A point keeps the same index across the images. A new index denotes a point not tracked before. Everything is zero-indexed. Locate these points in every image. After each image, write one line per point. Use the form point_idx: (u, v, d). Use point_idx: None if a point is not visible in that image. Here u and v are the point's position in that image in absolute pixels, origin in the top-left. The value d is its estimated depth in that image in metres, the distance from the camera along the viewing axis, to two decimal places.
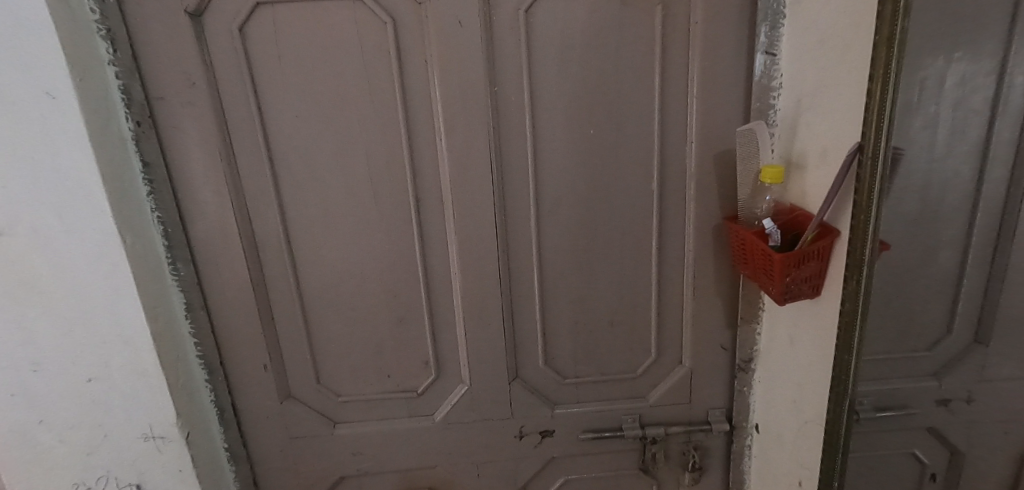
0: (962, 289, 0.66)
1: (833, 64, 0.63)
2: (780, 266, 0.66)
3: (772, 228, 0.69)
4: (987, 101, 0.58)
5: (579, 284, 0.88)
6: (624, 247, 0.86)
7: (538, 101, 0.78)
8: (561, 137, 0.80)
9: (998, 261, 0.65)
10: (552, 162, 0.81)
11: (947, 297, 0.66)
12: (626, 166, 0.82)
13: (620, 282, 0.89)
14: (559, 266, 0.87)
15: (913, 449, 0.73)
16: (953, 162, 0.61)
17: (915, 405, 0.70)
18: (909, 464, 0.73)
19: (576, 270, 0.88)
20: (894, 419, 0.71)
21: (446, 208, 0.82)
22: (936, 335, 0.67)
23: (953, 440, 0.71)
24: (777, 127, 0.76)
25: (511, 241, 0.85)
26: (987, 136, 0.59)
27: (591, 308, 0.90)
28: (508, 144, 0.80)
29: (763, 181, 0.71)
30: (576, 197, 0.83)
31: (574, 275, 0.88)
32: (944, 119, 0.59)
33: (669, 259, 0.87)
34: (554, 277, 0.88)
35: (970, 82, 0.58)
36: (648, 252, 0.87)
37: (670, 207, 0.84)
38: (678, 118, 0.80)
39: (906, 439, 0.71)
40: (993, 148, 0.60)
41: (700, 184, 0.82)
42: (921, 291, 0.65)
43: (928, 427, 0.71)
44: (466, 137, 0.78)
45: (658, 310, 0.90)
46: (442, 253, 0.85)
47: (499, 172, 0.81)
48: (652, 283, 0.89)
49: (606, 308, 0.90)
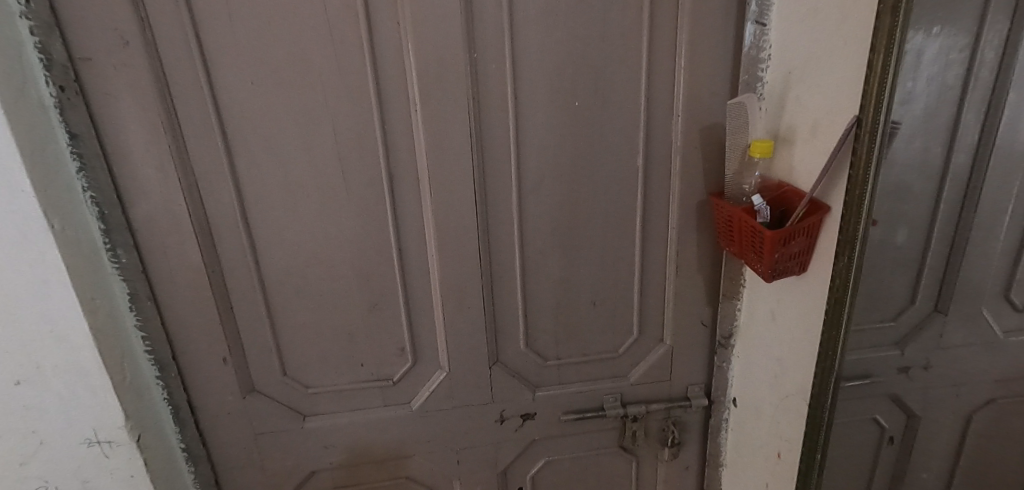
0: (926, 259, 0.69)
1: (827, 34, 0.61)
2: (770, 242, 0.65)
3: (762, 205, 0.68)
4: (961, 76, 0.59)
5: (562, 264, 0.85)
6: (607, 225, 0.84)
7: (521, 69, 0.73)
8: (544, 109, 0.76)
9: (964, 234, 0.68)
10: (534, 137, 0.77)
11: (914, 269, 0.68)
12: (611, 141, 0.79)
13: (603, 261, 0.86)
14: (541, 244, 0.84)
15: (878, 418, 0.76)
16: (931, 135, 0.61)
17: (881, 375, 0.73)
18: (874, 431, 0.76)
19: (559, 249, 0.84)
20: (863, 388, 0.74)
21: (422, 185, 0.77)
22: (903, 306, 0.70)
23: (912, 405, 0.76)
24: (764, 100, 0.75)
25: (491, 220, 0.81)
26: (958, 111, 0.61)
27: (573, 288, 0.87)
28: (489, 116, 0.75)
29: (753, 155, 0.70)
30: (559, 174, 0.80)
31: (556, 255, 0.85)
32: (928, 91, 0.58)
33: (653, 237, 0.86)
34: (536, 257, 0.84)
35: (952, 53, 0.57)
36: (632, 230, 0.85)
37: (654, 183, 0.82)
38: (664, 90, 0.77)
39: (872, 407, 0.75)
40: (962, 125, 0.62)
41: (686, 159, 0.80)
42: (894, 265, 0.68)
43: (893, 396, 0.74)
44: (444, 106, 0.72)
45: (641, 288, 0.89)
46: (418, 233, 0.80)
47: (478, 145, 0.76)
48: (635, 261, 0.87)
49: (589, 288, 0.88)
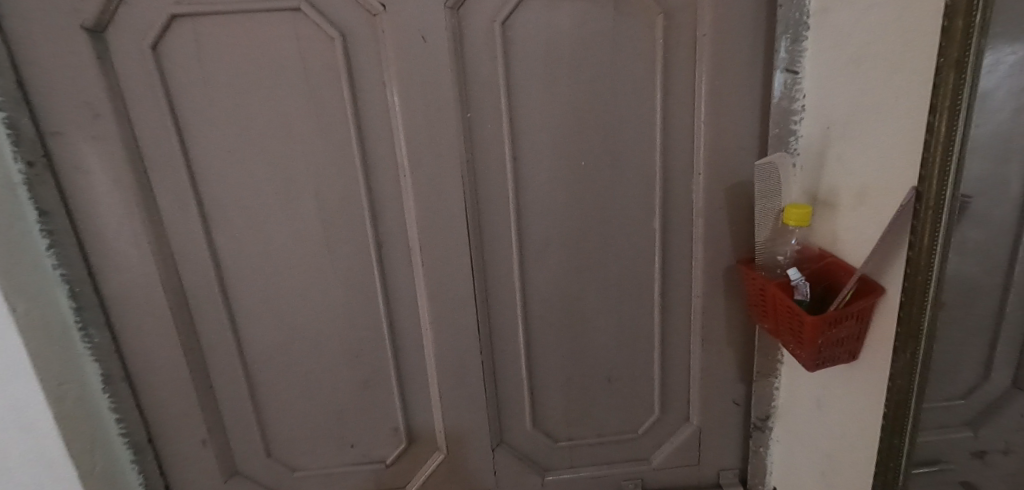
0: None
1: (874, 88, 0.52)
2: (811, 327, 0.55)
3: (799, 281, 0.59)
4: None
5: (572, 336, 0.77)
6: (621, 294, 0.75)
7: (519, 129, 0.66)
8: (547, 170, 0.68)
9: None
10: (536, 200, 0.69)
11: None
12: (623, 202, 0.70)
13: (617, 333, 0.77)
14: (547, 316, 0.75)
15: None
16: None
17: None
18: None
19: (567, 320, 0.76)
20: None
21: (414, 254, 0.70)
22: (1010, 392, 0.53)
23: None
24: (800, 158, 0.66)
25: (492, 290, 0.73)
26: None
27: (585, 362, 0.78)
28: (485, 179, 0.68)
29: (787, 223, 0.61)
30: (566, 239, 0.72)
31: (564, 326, 0.76)
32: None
33: (675, 307, 0.76)
34: (542, 329, 0.76)
35: None
36: (651, 298, 0.75)
37: (674, 247, 0.73)
38: (683, 146, 0.69)
39: None
40: None
41: (710, 221, 0.71)
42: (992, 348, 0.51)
43: None
44: (435, 171, 0.66)
45: (662, 362, 0.79)
46: (410, 305, 0.73)
47: (475, 211, 0.69)
48: (654, 333, 0.77)
49: (602, 362, 0.78)
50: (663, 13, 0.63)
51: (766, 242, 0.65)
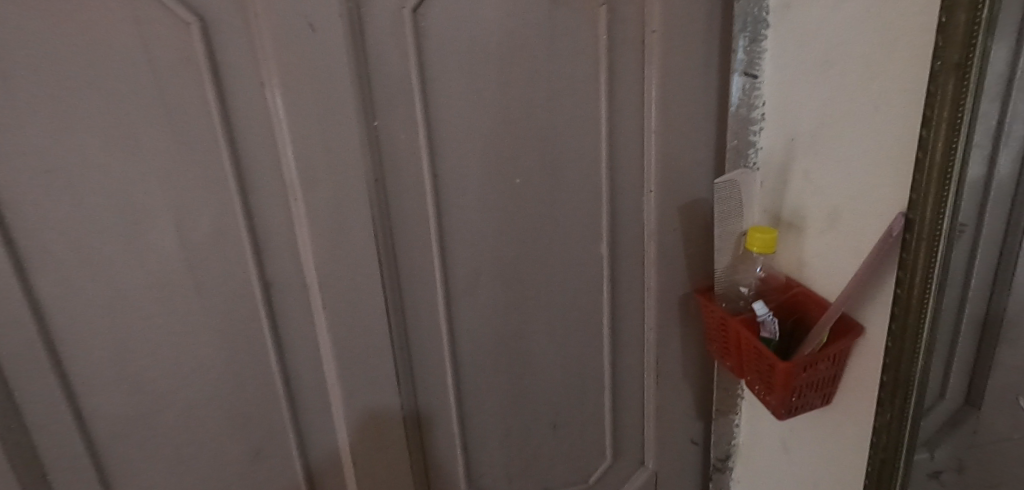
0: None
1: (846, 96, 0.45)
2: (781, 373, 0.48)
3: (767, 317, 0.51)
4: None
5: (512, 382, 0.66)
6: (567, 330, 0.65)
7: (439, 142, 0.55)
8: (476, 190, 0.57)
9: None
10: (462, 225, 0.58)
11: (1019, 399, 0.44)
12: (567, 224, 0.61)
13: (563, 374, 0.67)
14: (481, 361, 0.64)
15: None
16: None
17: None
18: None
19: (506, 363, 0.65)
20: None
21: (313, 296, 0.56)
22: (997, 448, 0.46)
23: None
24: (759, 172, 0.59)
25: (412, 335, 0.60)
26: None
27: (527, 410, 0.67)
28: (398, 202, 0.55)
29: (751, 249, 0.53)
30: (501, 269, 0.61)
31: (502, 370, 0.65)
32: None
33: (626, 341, 0.67)
34: (477, 376, 0.64)
35: None
36: (601, 334, 0.66)
37: (625, 275, 0.64)
38: (631, 161, 0.60)
39: None
40: None
41: (662, 245, 0.63)
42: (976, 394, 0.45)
43: None
44: (335, 194, 0.53)
45: (613, 403, 0.70)
46: (310, 359, 0.58)
47: (389, 242, 0.56)
48: (604, 370, 0.68)
49: (546, 408, 0.68)
50: (606, 3, 0.54)
51: (727, 269, 0.57)
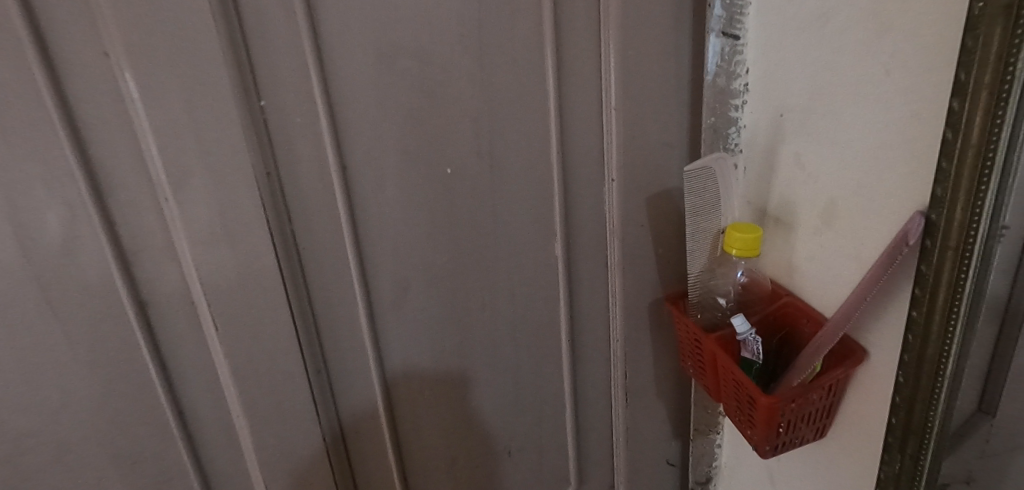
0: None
1: (851, 58, 0.35)
2: (763, 408, 0.39)
3: (749, 336, 0.42)
4: None
5: (458, 404, 0.58)
6: (521, 343, 0.58)
7: (345, 127, 0.45)
8: (401, 184, 0.48)
9: None
10: (387, 228, 0.49)
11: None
12: (514, 222, 0.53)
13: (516, 388, 0.60)
14: (419, 382, 0.56)
15: None
16: None
17: None
18: None
19: (450, 381, 0.57)
20: None
21: (205, 320, 0.46)
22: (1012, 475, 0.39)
23: None
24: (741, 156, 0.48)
25: (333, 359, 0.51)
26: None
27: (478, 430, 0.60)
28: (303, 204, 0.45)
29: (730, 251, 0.43)
30: (437, 274, 0.52)
31: (447, 389, 0.57)
32: None
33: (591, 354, 0.60)
34: (416, 400, 0.57)
35: None
36: (561, 346, 0.59)
37: (584, 279, 0.57)
38: (589, 149, 0.51)
39: None
40: None
41: (629, 245, 0.55)
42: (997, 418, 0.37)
43: None
44: (220, 196, 0.42)
45: (576, 421, 0.63)
46: (211, 392, 0.49)
47: (296, 253, 0.47)
48: (564, 383, 0.61)
49: (499, 427, 0.61)
50: None
51: (702, 275, 0.47)
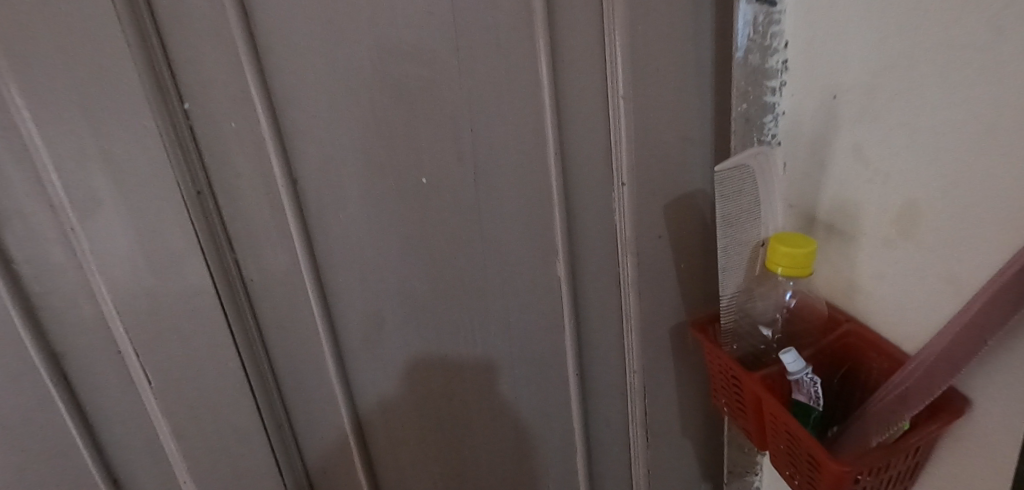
0: None
1: (940, 16, 0.26)
2: (829, 473, 0.30)
3: (803, 375, 0.33)
4: None
5: (445, 448, 0.51)
6: (522, 377, 0.50)
7: (293, 135, 0.37)
8: (366, 201, 0.40)
9: None
10: (353, 254, 0.41)
11: None
12: (507, 241, 0.44)
13: (517, 428, 0.52)
14: (394, 423, 0.47)
15: None
16: None
17: None
18: None
19: (439, 425, 0.49)
20: None
21: (137, 375, 0.37)
22: None
23: None
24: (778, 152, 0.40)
25: (297, 408, 0.43)
26: None
27: (473, 474, 0.53)
28: (248, 230, 0.37)
29: (776, 269, 0.34)
30: (418, 305, 0.44)
31: (435, 434, 0.50)
32: None
33: (603, 387, 0.52)
34: (395, 447, 0.48)
35: None
36: (568, 379, 0.51)
37: (592, 303, 0.48)
38: (594, 149, 0.43)
39: None
40: None
41: (645, 261, 0.46)
42: None
43: None
44: (145, 221, 0.34)
45: (588, 462, 0.55)
46: (152, 458, 0.40)
47: (241, 287, 0.38)
48: (574, 423, 0.52)
49: (498, 471, 0.53)
50: None
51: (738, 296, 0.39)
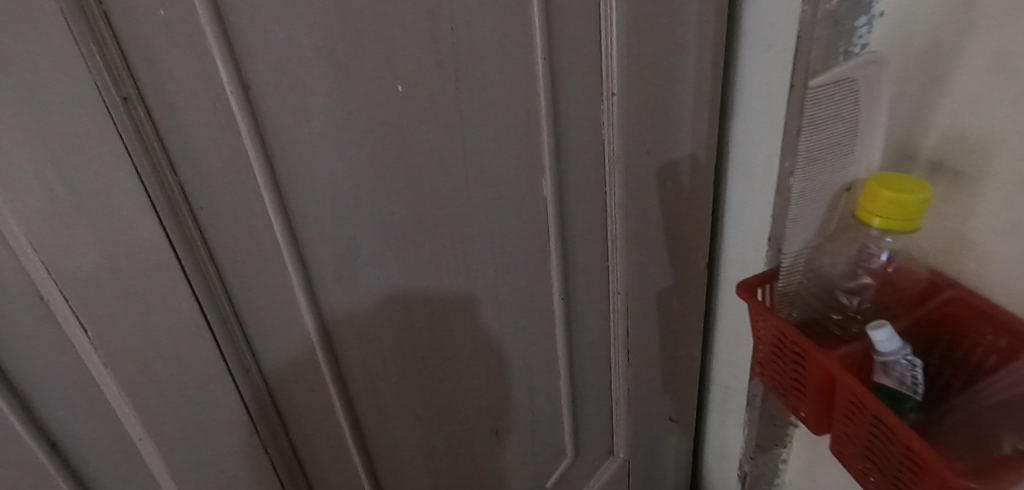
0: None
1: None
2: (934, 474, 0.35)
3: (895, 356, 0.41)
4: None
5: (422, 357, 0.49)
6: (502, 289, 0.53)
7: (241, 27, 0.29)
8: (334, 112, 0.34)
9: None
10: (319, 174, 0.35)
11: None
12: (489, 139, 0.44)
13: (493, 331, 0.54)
14: (366, 331, 0.44)
15: None
16: None
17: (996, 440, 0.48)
18: None
19: (419, 346, 0.48)
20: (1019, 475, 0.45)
21: (75, 335, 0.29)
22: None
23: None
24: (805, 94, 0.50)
25: (265, 352, 0.38)
26: None
27: (455, 387, 0.54)
28: (192, 149, 0.29)
29: (875, 216, 0.39)
30: (394, 224, 0.41)
31: (418, 356, 0.49)
32: None
33: (578, 290, 0.60)
34: (365, 357, 0.45)
35: None
36: (548, 286, 0.57)
37: (579, 197, 0.54)
38: (574, 74, 0.47)
39: None
40: None
41: (600, 181, 0.55)
42: None
43: None
44: (58, 134, 0.24)
45: (566, 345, 0.63)
46: (103, 442, 0.32)
47: (193, 227, 0.31)
48: (555, 313, 0.59)
49: (474, 379, 0.55)
50: None
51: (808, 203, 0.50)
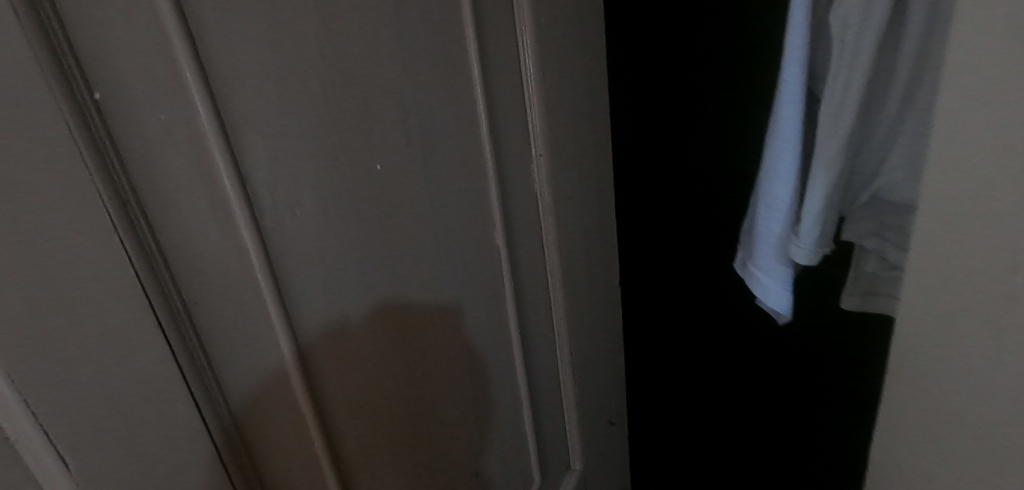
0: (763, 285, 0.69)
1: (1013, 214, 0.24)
2: None
3: None
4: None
5: (402, 404, 0.49)
6: (472, 322, 0.57)
7: (254, 123, 0.32)
8: (336, 191, 0.38)
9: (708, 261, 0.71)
10: (318, 250, 0.38)
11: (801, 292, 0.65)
12: (454, 201, 0.52)
13: (469, 374, 0.58)
14: (352, 386, 0.43)
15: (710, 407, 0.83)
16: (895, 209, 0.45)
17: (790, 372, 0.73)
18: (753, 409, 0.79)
19: (403, 406, 0.49)
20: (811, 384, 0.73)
21: (49, 472, 0.24)
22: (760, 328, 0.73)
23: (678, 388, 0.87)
24: (894, 145, 0.44)
25: (248, 416, 0.35)
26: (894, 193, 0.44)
27: (437, 441, 0.55)
28: (205, 245, 0.30)
29: None
30: (377, 289, 0.44)
31: (403, 416, 0.50)
32: None
33: (532, 324, 0.68)
34: (341, 378, 0.42)
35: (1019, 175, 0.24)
36: (510, 324, 0.63)
37: (524, 241, 0.63)
38: (503, 89, 0.56)
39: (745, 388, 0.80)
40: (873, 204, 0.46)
41: (536, 224, 0.65)
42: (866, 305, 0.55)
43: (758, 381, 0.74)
44: (60, 254, 0.23)
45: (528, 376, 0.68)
46: None
47: (154, 245, 0.27)
48: (517, 349, 0.65)
49: (457, 424, 0.57)
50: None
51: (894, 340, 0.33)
